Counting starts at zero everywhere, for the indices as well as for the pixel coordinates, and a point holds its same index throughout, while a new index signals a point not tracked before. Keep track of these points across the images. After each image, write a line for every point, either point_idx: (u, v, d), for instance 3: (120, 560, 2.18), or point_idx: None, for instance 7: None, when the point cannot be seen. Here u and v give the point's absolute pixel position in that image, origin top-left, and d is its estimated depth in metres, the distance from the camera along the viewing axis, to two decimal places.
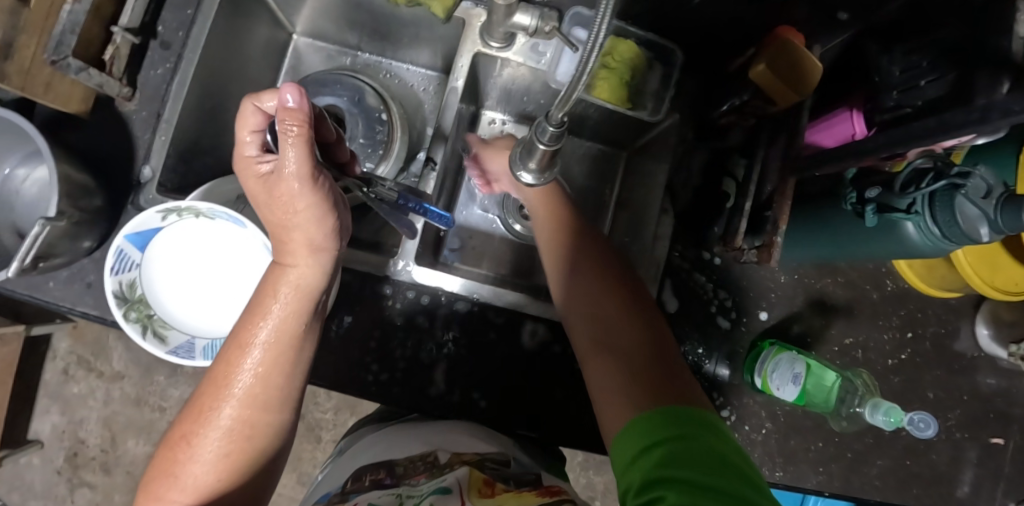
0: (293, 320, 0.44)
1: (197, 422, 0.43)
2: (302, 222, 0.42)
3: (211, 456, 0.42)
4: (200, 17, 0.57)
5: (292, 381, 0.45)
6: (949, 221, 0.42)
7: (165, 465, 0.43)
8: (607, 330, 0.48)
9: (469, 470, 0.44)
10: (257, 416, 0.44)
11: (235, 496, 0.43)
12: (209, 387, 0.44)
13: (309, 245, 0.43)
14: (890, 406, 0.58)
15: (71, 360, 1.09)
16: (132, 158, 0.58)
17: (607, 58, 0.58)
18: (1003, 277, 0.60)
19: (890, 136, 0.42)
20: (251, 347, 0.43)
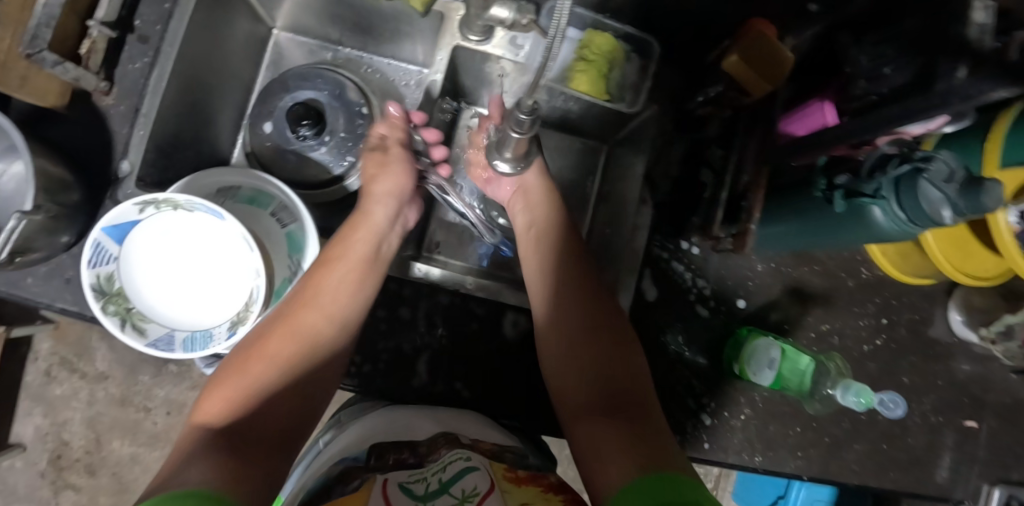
0: (366, 246, 0.56)
1: (278, 329, 0.50)
2: (387, 181, 0.59)
3: (282, 356, 0.49)
4: (178, 12, 0.57)
5: (358, 301, 0.54)
6: (913, 204, 0.43)
7: (239, 361, 0.49)
8: (595, 388, 0.52)
9: (491, 462, 0.45)
10: (324, 326, 0.52)
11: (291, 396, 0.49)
12: (291, 304, 0.52)
13: (385, 196, 0.58)
14: (861, 388, 0.62)
15: (54, 361, 1.08)
16: (110, 152, 0.57)
17: (585, 51, 0.60)
18: (972, 264, 0.61)
19: (863, 124, 0.43)
20: (335, 263, 0.54)
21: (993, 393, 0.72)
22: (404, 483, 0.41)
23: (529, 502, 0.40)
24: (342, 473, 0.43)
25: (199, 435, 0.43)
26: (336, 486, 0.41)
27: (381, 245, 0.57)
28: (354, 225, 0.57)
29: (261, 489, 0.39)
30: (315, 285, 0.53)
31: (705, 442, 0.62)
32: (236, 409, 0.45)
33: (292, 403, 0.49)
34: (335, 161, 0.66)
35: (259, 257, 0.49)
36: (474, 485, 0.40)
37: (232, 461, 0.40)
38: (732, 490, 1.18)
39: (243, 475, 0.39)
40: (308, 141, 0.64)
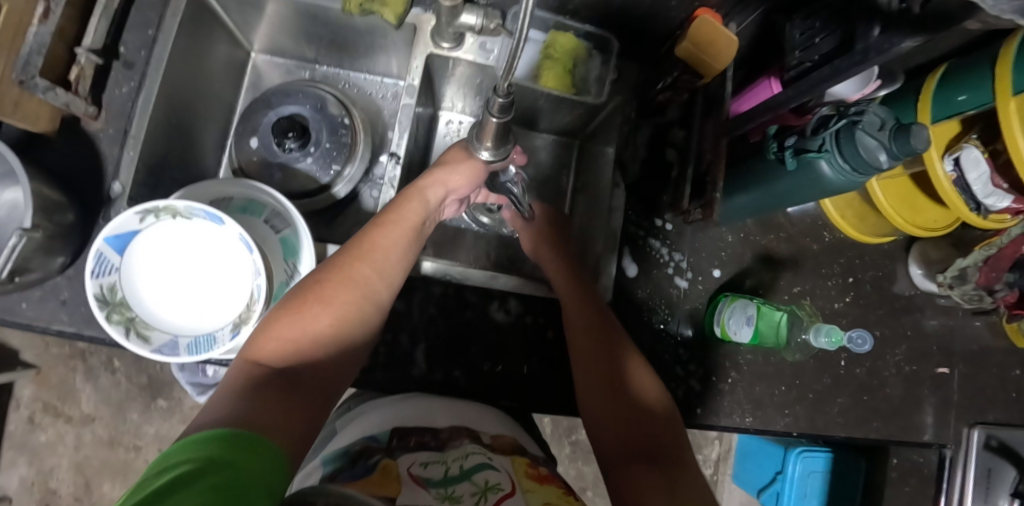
0: (418, 219, 0.57)
1: (338, 278, 0.51)
2: (455, 177, 0.60)
3: (333, 305, 0.49)
4: (162, 37, 0.60)
5: (405, 270, 0.55)
6: (854, 154, 0.47)
7: (292, 307, 0.48)
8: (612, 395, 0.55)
9: (512, 459, 0.46)
10: (375, 284, 0.52)
11: (336, 348, 0.48)
12: (346, 257, 0.53)
13: (443, 184, 0.60)
14: (829, 327, 0.64)
15: (37, 407, 1.05)
16: (101, 175, 0.59)
17: (550, 50, 0.64)
18: (922, 217, 0.67)
19: (796, 89, 0.49)
20: (387, 227, 0.55)
21: (960, 341, 0.77)
22: (425, 463, 0.41)
23: (550, 501, 0.39)
24: (361, 450, 0.44)
25: (249, 372, 0.43)
26: (356, 462, 0.42)
27: (427, 220, 0.59)
28: (407, 195, 0.58)
29: (302, 431, 0.40)
30: (370, 245, 0.54)
31: (698, 408, 0.65)
32: (289, 353, 0.45)
33: (339, 358, 0.48)
34: (322, 171, 0.68)
35: (259, 258, 0.51)
36: (498, 480, 0.39)
37: (281, 401, 0.41)
38: (732, 473, 1.22)
39: (287, 418, 0.39)
40: (293, 153, 0.67)
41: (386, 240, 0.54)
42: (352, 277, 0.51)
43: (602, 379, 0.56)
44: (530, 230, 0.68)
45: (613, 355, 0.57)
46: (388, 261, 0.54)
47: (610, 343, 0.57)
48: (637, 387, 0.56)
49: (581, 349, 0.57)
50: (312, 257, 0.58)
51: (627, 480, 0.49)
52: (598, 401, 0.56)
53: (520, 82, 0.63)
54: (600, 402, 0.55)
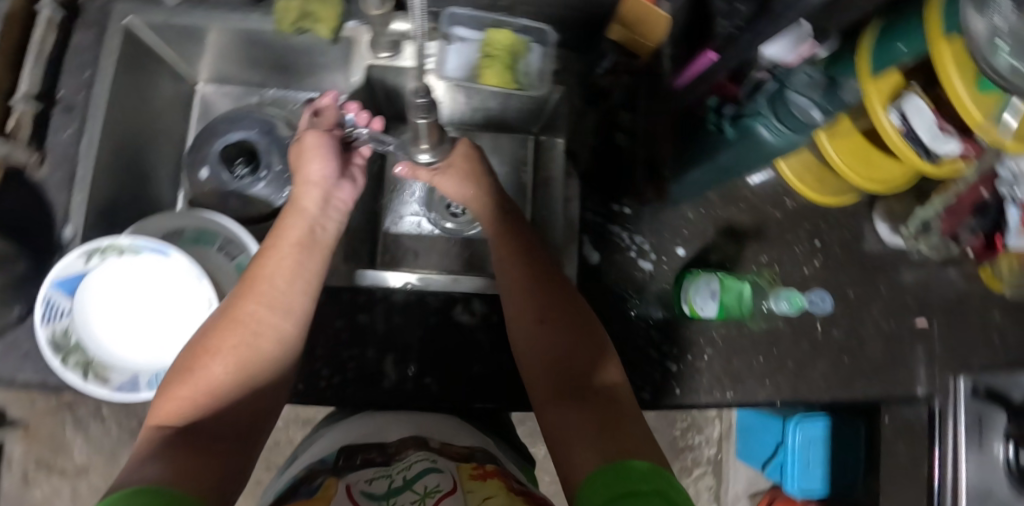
0: (302, 231, 0.52)
1: (227, 324, 0.46)
2: (313, 164, 0.54)
3: (225, 351, 0.45)
4: (100, 77, 0.60)
5: (307, 290, 0.50)
6: (790, 115, 0.48)
7: (183, 367, 0.45)
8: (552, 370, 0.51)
9: (457, 464, 0.46)
10: (269, 318, 0.47)
11: (242, 394, 0.45)
12: (235, 296, 0.48)
13: (312, 180, 0.54)
14: (790, 292, 0.70)
15: (30, 464, 1.04)
16: (51, 221, 0.59)
17: (487, 49, 0.63)
18: (877, 172, 0.67)
19: (727, 55, 0.49)
20: (273, 250, 0.50)
21: (937, 292, 0.77)
22: (371, 480, 0.43)
23: (489, 497, 0.40)
24: (308, 473, 0.45)
25: (153, 437, 0.41)
26: (301, 486, 0.43)
27: (317, 227, 0.53)
28: (286, 212, 0.54)
29: (220, 477, 0.39)
30: (258, 274, 0.49)
31: (676, 388, 0.64)
32: (191, 408, 0.43)
33: (250, 399, 0.46)
34: (275, 194, 0.67)
35: (209, 286, 0.51)
36: (437, 484, 0.41)
37: (189, 455, 0.39)
38: (736, 450, 1.21)
39: (197, 469, 0.38)
40: (245, 179, 0.67)
41: (275, 265, 0.49)
42: (244, 317, 0.47)
43: (541, 369, 0.52)
44: (448, 177, 0.61)
45: (547, 302, 0.54)
46: (282, 286, 0.49)
47: (549, 319, 0.53)
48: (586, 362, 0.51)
49: (524, 330, 0.54)
50: None
51: (562, 449, 0.45)
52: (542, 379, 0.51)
53: (445, 79, 0.64)
54: (543, 393, 0.50)
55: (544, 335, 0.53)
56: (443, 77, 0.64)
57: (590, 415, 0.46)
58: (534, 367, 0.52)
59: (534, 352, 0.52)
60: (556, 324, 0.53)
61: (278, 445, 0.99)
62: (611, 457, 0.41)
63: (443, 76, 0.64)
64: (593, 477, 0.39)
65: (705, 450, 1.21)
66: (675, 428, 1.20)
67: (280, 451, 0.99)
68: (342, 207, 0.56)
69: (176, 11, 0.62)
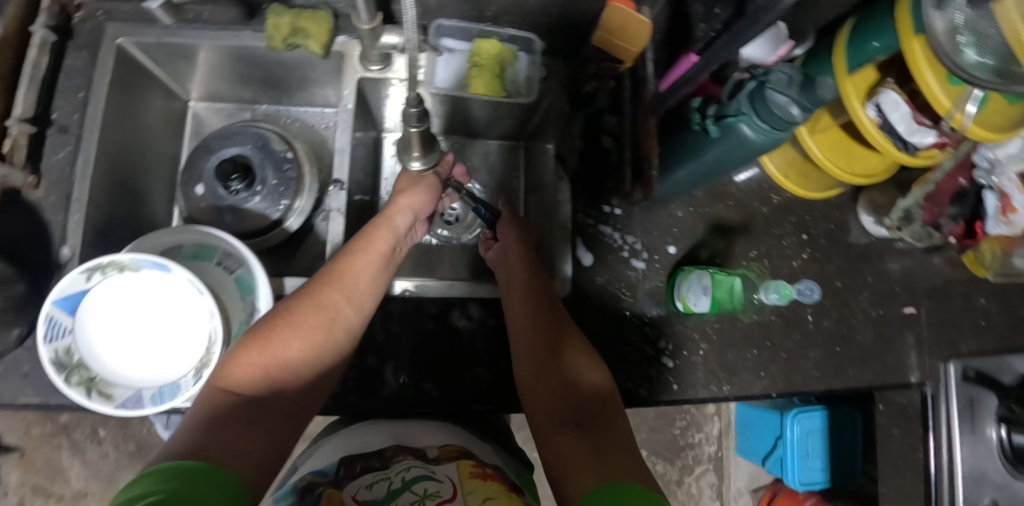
0: (387, 244, 0.58)
1: (309, 308, 0.51)
2: (410, 198, 0.62)
3: (304, 330, 0.50)
4: (94, 98, 0.61)
5: (377, 294, 0.56)
6: (768, 112, 0.49)
7: (261, 337, 0.48)
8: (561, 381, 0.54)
9: (457, 463, 0.47)
10: (345, 311, 0.52)
11: (304, 373, 0.49)
12: (320, 283, 0.53)
13: (407, 208, 0.61)
14: (778, 283, 0.68)
15: (26, 490, 1.03)
16: (48, 242, 0.59)
17: (476, 58, 0.65)
18: (858, 164, 0.70)
19: (706, 57, 0.51)
20: (358, 252, 0.56)
21: (921, 279, 0.79)
22: (371, 485, 0.44)
23: (489, 497, 0.42)
24: (307, 484, 0.46)
25: (217, 398, 0.44)
26: (304, 494, 0.44)
27: (398, 246, 0.60)
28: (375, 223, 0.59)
29: (254, 459, 0.41)
30: (344, 271, 0.54)
31: (674, 383, 0.67)
32: (256, 380, 0.46)
33: (304, 384, 0.49)
34: (271, 207, 0.68)
35: (210, 298, 0.51)
36: (437, 488, 0.42)
37: (246, 431, 0.43)
38: (735, 446, 1.23)
39: (247, 449, 0.41)
40: (240, 194, 0.68)
41: (360, 265, 0.55)
42: (331, 304, 0.52)
43: (550, 379, 0.54)
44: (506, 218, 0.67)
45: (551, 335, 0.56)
46: (363, 284, 0.54)
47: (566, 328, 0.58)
48: (581, 372, 0.54)
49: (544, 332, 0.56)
50: (267, 291, 0.58)
51: (558, 460, 0.47)
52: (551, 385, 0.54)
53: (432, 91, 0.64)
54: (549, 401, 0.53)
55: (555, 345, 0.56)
56: (431, 87, 0.66)
57: (586, 448, 0.47)
58: (541, 384, 0.55)
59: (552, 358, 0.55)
60: (552, 349, 0.55)
61: None
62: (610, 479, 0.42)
63: (431, 86, 0.66)
64: (594, 493, 0.40)
65: (705, 447, 1.23)
66: (674, 426, 1.22)
67: None
68: (414, 237, 0.64)
69: (169, 30, 0.63)
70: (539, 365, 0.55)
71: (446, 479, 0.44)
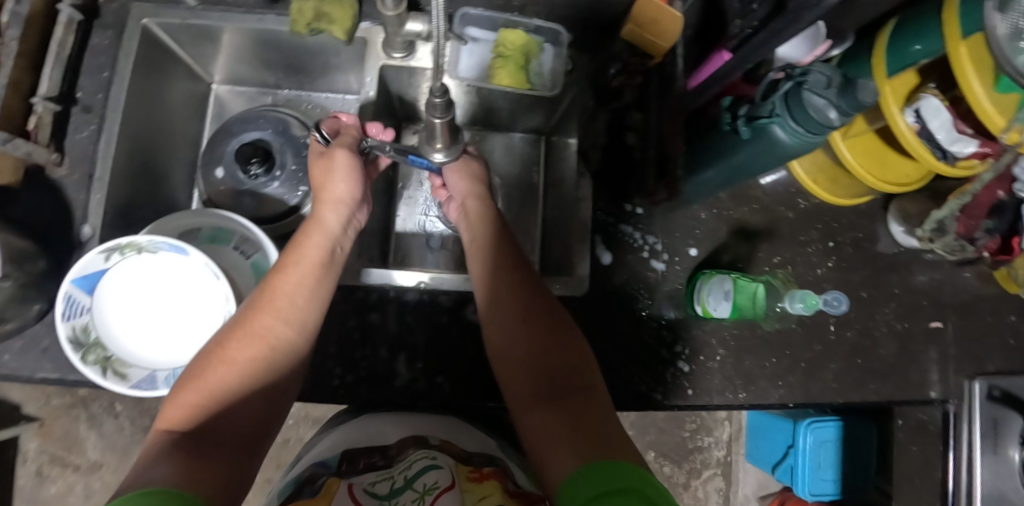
0: (322, 248, 0.54)
1: (239, 333, 0.48)
2: (338, 184, 0.57)
3: (239, 359, 0.47)
4: (117, 78, 0.61)
5: (315, 306, 0.52)
6: (803, 115, 0.47)
7: (193, 374, 0.46)
8: (545, 367, 0.50)
9: (456, 465, 0.46)
10: (279, 331, 0.49)
11: (250, 400, 0.46)
12: (249, 309, 0.50)
13: (335, 201, 0.57)
14: (804, 292, 0.65)
15: (44, 459, 1.05)
16: (70, 220, 0.60)
17: (502, 49, 0.64)
18: (892, 172, 0.67)
19: (740, 56, 0.49)
20: (288, 264, 0.52)
21: (949, 293, 0.76)
22: (373, 483, 0.43)
23: (487, 496, 0.41)
24: (310, 475, 0.45)
25: (159, 440, 0.42)
26: (304, 487, 0.43)
27: (336, 246, 0.56)
28: (308, 226, 0.56)
29: (221, 484, 0.39)
30: (273, 288, 0.51)
31: (689, 388, 0.65)
32: (197, 412, 0.44)
33: (251, 406, 0.46)
34: (290, 193, 0.68)
35: (226, 283, 0.51)
36: (436, 481, 0.41)
37: (204, 461, 0.40)
38: (745, 452, 1.21)
39: (208, 474, 0.39)
40: (261, 179, 0.67)
41: (292, 277, 0.52)
42: (263, 324, 0.49)
43: (528, 384, 0.50)
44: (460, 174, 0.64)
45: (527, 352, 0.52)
46: (299, 296, 0.51)
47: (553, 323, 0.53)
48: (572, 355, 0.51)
49: (509, 345, 0.52)
50: None
51: (539, 451, 0.44)
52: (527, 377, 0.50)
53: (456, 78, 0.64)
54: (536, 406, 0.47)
55: (528, 355, 0.51)
56: (455, 76, 0.65)
57: (565, 421, 0.45)
58: (519, 384, 0.50)
59: (523, 370, 0.51)
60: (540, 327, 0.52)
61: (288, 444, 1.00)
62: (589, 459, 0.40)
63: (454, 75, 0.65)
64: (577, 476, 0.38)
65: (714, 451, 1.21)
66: (684, 429, 1.21)
67: (290, 449, 1.00)
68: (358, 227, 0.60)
69: (193, 12, 0.63)
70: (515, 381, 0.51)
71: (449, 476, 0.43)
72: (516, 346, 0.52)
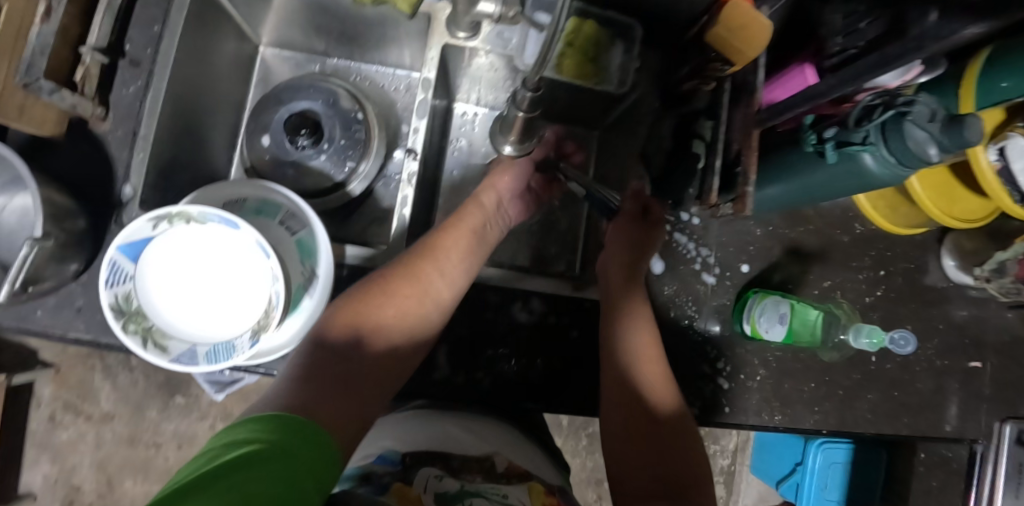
0: (478, 225, 0.62)
1: (404, 277, 0.55)
2: (502, 179, 0.65)
3: (395, 302, 0.54)
4: (168, 33, 0.57)
5: (470, 271, 0.59)
6: (900, 146, 0.45)
7: (359, 300, 0.53)
8: (637, 412, 0.57)
9: (528, 486, 0.45)
10: (436, 286, 0.56)
11: (402, 340, 0.53)
12: (414, 256, 0.57)
13: (497, 189, 0.65)
14: (871, 329, 0.65)
15: (58, 406, 1.05)
16: (111, 178, 0.57)
17: (570, 37, 0.61)
18: (959, 208, 0.65)
19: (839, 77, 0.44)
20: (451, 230, 0.60)
21: (992, 332, 0.74)
22: (439, 477, 0.42)
23: None
24: (372, 471, 0.43)
25: (313, 349, 0.49)
26: (370, 480, 0.41)
27: (487, 224, 0.63)
28: (468, 207, 0.64)
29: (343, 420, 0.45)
30: (438, 246, 0.58)
31: (726, 406, 0.64)
32: (354, 338, 0.51)
33: (399, 349, 0.53)
34: (337, 169, 0.66)
35: (276, 263, 0.49)
36: None
37: (328, 392, 0.46)
38: (751, 463, 1.21)
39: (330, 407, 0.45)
40: (307, 151, 0.66)
41: (456, 244, 0.59)
42: (422, 271, 0.56)
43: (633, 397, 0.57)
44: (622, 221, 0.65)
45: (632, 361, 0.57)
46: (452, 258, 0.58)
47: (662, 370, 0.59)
48: (655, 399, 0.57)
49: (628, 323, 0.59)
50: (329, 258, 0.56)
51: None
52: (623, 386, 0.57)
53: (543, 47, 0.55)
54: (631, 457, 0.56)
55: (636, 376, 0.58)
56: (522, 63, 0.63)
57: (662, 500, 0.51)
58: (615, 409, 0.58)
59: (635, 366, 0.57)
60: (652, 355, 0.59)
61: None
62: None
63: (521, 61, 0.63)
64: None
65: (720, 460, 1.20)
66: None
67: None
68: (507, 217, 0.66)
69: None
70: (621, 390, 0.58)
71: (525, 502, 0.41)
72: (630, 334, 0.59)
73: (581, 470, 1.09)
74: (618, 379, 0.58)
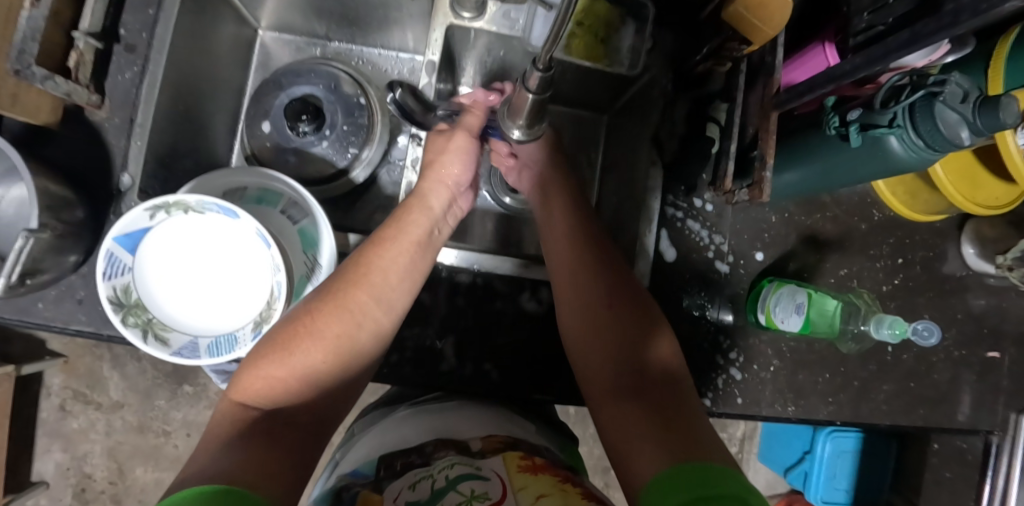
0: (423, 231, 0.55)
1: (331, 310, 0.48)
2: (453, 166, 0.59)
3: (325, 339, 0.47)
4: (163, 17, 0.55)
5: (412, 285, 0.53)
6: (931, 128, 0.42)
7: (278, 342, 0.46)
8: (619, 363, 0.52)
9: (504, 456, 0.42)
10: (371, 309, 0.50)
11: (337, 376, 0.48)
12: (341, 283, 0.50)
13: (440, 181, 0.58)
14: (893, 319, 0.60)
15: (67, 395, 1.06)
16: (109, 167, 0.56)
17: (582, 17, 0.62)
18: (984, 193, 0.62)
19: (865, 57, 0.41)
20: (386, 245, 0.52)
21: (1011, 322, 0.72)
22: (413, 486, 0.38)
23: (543, 494, 0.37)
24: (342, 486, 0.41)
25: (238, 414, 0.42)
26: (340, 497, 0.40)
27: (434, 229, 0.56)
28: (411, 205, 0.56)
29: (291, 477, 0.39)
30: (369, 267, 0.51)
31: (739, 397, 0.62)
32: (279, 389, 0.45)
33: (334, 390, 0.48)
34: (339, 154, 0.64)
35: (277, 253, 0.48)
36: (484, 489, 0.36)
37: (264, 446, 0.40)
38: (757, 451, 1.14)
39: (275, 463, 0.39)
40: (309, 137, 0.64)
41: (394, 257, 0.52)
42: (354, 304, 0.49)
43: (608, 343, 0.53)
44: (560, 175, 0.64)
45: (609, 322, 0.54)
46: (394, 280, 0.52)
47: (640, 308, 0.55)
48: (649, 347, 0.53)
49: (589, 280, 0.56)
50: (331, 243, 0.54)
51: (622, 444, 0.46)
52: (599, 367, 0.53)
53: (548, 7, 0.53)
54: (613, 402, 0.50)
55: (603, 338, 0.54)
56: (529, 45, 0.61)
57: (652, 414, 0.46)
58: (595, 369, 0.53)
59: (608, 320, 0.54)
60: (624, 309, 0.55)
61: None
62: (681, 459, 0.40)
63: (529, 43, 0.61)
64: (666, 475, 0.39)
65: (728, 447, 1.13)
66: None
67: None
68: (459, 210, 0.61)
69: None
70: (592, 347, 0.54)
71: (496, 475, 0.39)
72: (591, 293, 0.56)
73: (587, 457, 1.09)
74: (588, 344, 0.54)
